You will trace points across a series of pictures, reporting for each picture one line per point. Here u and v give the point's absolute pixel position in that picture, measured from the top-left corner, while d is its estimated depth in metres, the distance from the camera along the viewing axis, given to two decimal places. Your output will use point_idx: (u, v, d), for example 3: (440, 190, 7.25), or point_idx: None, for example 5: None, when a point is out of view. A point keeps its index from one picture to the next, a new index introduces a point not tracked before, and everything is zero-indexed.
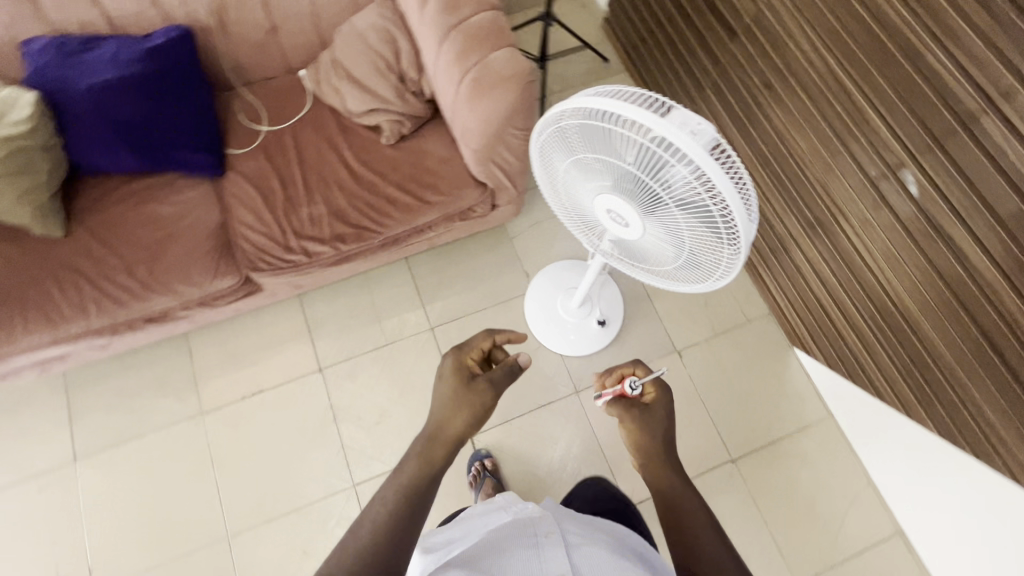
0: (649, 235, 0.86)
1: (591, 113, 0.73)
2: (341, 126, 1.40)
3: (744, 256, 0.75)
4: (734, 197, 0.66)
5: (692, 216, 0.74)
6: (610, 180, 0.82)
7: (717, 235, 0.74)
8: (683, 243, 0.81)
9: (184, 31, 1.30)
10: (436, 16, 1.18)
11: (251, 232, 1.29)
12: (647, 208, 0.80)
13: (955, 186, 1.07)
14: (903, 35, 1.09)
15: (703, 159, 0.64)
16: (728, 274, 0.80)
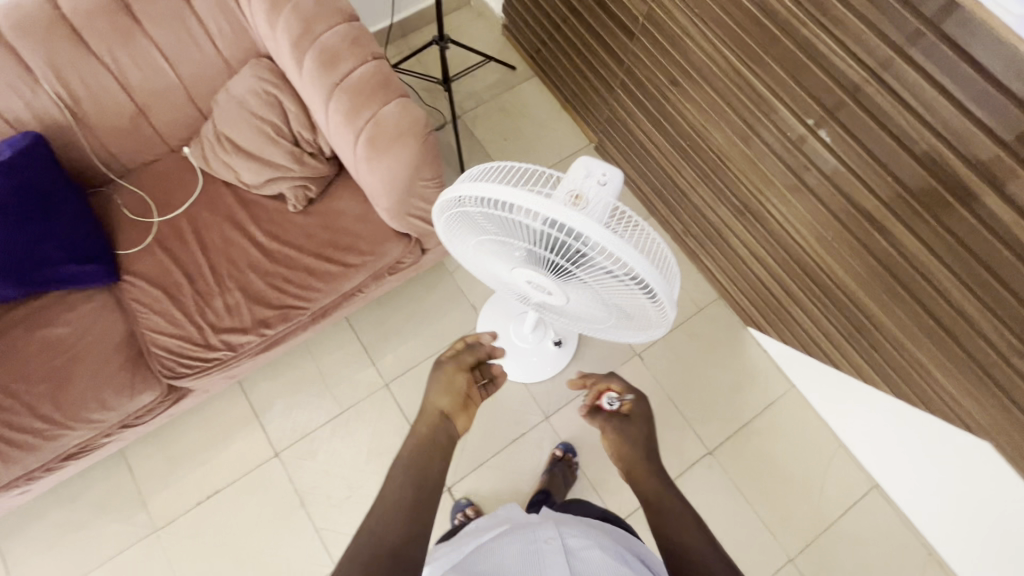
0: (573, 301, 0.78)
1: (475, 201, 0.64)
2: (241, 202, 1.32)
3: (673, 314, 0.68)
4: (648, 270, 0.59)
5: (610, 287, 0.66)
6: (516, 259, 0.73)
7: (641, 303, 0.67)
8: (608, 306, 0.74)
9: (31, 136, 1.16)
10: (315, 75, 1.09)
11: (164, 336, 1.22)
12: (562, 282, 0.72)
13: (863, 163, 1.09)
14: (788, 20, 1.07)
15: (607, 239, 0.56)
16: (661, 331, 0.73)
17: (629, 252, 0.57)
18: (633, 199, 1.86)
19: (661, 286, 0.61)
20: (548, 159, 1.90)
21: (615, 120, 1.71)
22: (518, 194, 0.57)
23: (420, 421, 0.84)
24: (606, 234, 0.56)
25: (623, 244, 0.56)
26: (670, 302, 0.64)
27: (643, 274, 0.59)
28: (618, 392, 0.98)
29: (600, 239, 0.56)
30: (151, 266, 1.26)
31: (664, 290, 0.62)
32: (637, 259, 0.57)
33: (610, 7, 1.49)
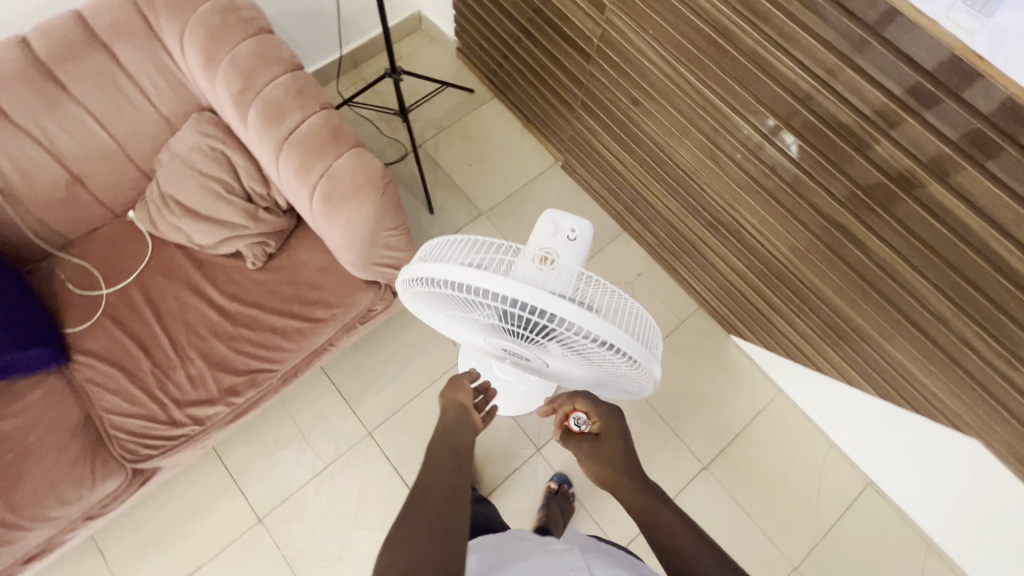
0: (554, 365, 0.76)
1: (438, 282, 0.62)
2: (196, 264, 1.24)
3: (658, 376, 0.66)
4: (623, 340, 0.57)
5: (588, 355, 0.64)
6: (490, 330, 0.71)
7: (621, 368, 0.65)
8: (590, 370, 0.72)
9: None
10: (261, 131, 1.04)
11: (124, 418, 1.14)
12: (539, 351, 0.70)
13: (830, 177, 1.07)
14: (741, 39, 1.05)
15: (576, 316, 0.55)
16: (648, 390, 0.71)
17: (601, 325, 0.56)
18: (605, 215, 1.84)
19: (639, 352, 0.59)
20: (516, 181, 1.86)
21: (580, 138, 1.69)
22: (479, 276, 0.56)
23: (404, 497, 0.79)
24: (575, 310, 0.55)
25: (594, 318, 0.55)
26: (652, 366, 0.62)
27: (619, 345, 0.57)
28: (586, 413, 0.89)
29: (568, 316, 0.55)
30: (103, 342, 1.18)
31: (643, 357, 0.60)
32: (610, 331, 0.56)
33: (564, 29, 1.46)
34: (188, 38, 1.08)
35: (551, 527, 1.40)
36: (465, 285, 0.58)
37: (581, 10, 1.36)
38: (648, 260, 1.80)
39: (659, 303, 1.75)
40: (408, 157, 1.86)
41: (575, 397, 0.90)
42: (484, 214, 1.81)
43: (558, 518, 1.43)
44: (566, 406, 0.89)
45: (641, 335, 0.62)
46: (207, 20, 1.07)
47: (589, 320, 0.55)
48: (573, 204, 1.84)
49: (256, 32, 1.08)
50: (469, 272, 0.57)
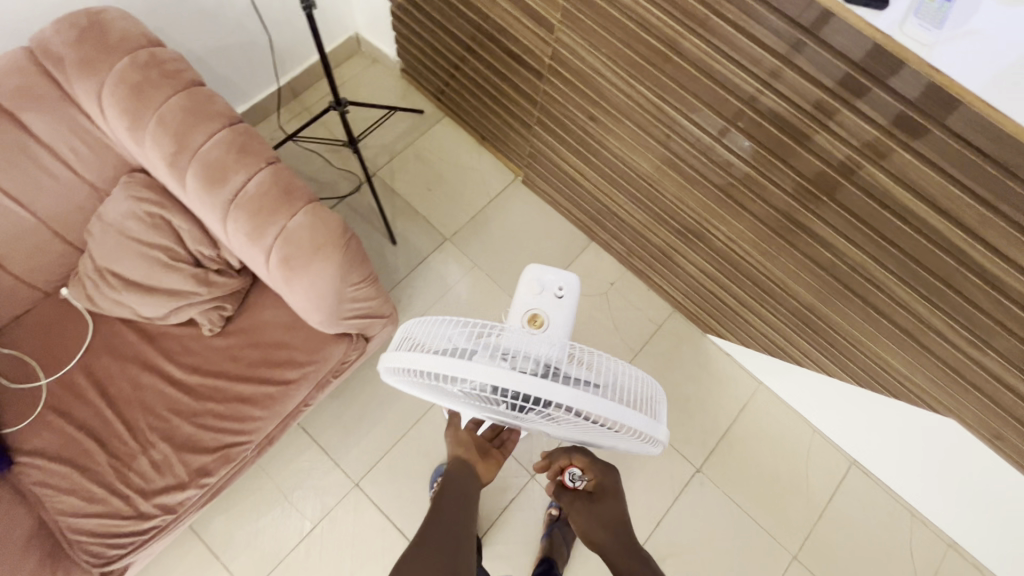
0: (552, 432, 0.76)
1: (426, 372, 0.62)
2: (146, 337, 1.15)
3: (660, 441, 0.65)
4: (620, 413, 0.57)
5: (586, 427, 0.64)
6: (482, 408, 0.70)
7: (622, 436, 0.64)
8: (590, 436, 0.71)
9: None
10: (203, 194, 0.96)
11: (84, 518, 1.03)
12: (536, 424, 0.69)
13: (795, 184, 1.07)
14: (692, 53, 1.04)
15: (567, 397, 0.55)
16: (653, 451, 0.70)
17: (594, 402, 0.55)
18: (572, 227, 1.82)
19: (639, 422, 0.59)
20: (477, 202, 1.81)
21: (539, 154, 1.66)
22: (463, 366, 0.56)
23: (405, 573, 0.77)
24: (565, 391, 0.55)
25: (586, 398, 0.55)
26: (654, 432, 0.62)
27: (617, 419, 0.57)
28: (582, 467, 0.88)
29: (560, 399, 0.55)
30: (48, 437, 1.07)
31: (643, 425, 0.60)
32: (604, 407, 0.56)
33: (511, 48, 1.42)
34: (106, 99, 0.98)
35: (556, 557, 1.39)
36: (452, 376, 0.58)
37: (527, 29, 1.33)
38: (619, 267, 1.79)
39: (634, 311, 1.74)
40: (362, 188, 1.78)
41: (572, 451, 0.88)
42: (449, 239, 1.75)
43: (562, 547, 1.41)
44: (563, 461, 0.88)
45: (638, 402, 0.62)
46: (126, 77, 0.97)
47: (581, 400, 0.55)
48: (538, 219, 1.81)
49: (183, 86, 0.99)
50: (454, 364, 0.57)
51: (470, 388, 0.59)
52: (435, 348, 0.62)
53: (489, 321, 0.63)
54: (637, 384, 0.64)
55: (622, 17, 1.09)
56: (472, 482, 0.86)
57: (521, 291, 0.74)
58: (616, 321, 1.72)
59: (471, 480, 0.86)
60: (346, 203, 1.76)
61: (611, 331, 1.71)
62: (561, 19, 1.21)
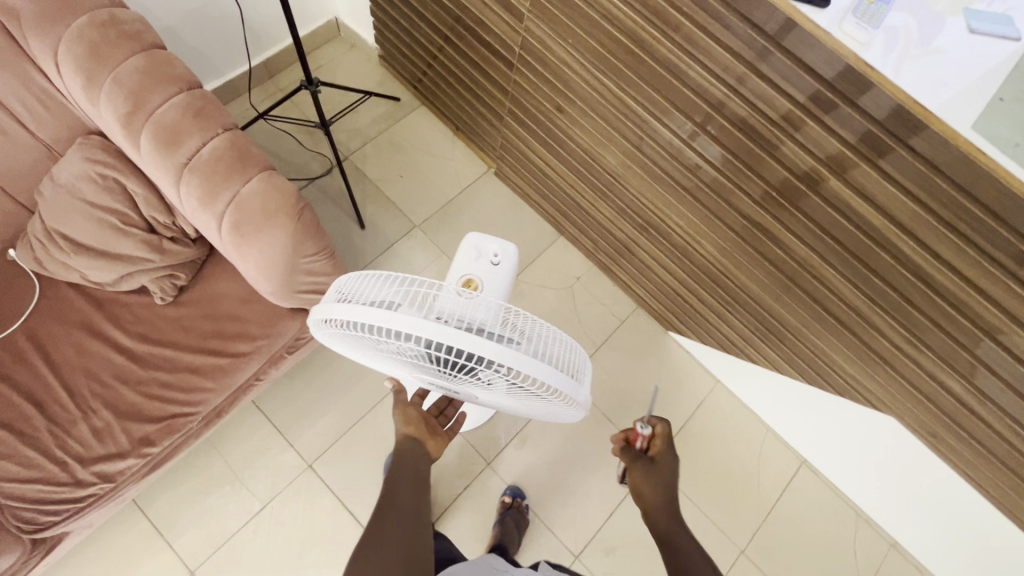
0: (485, 397, 0.77)
1: (355, 324, 0.62)
2: (95, 303, 1.13)
3: (583, 406, 0.67)
4: (541, 370, 0.58)
5: (512, 388, 0.65)
6: (414, 367, 0.71)
7: (548, 399, 0.66)
8: (520, 401, 0.72)
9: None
10: (157, 157, 0.95)
11: (18, 484, 1.00)
12: (465, 385, 0.70)
13: (748, 179, 1.11)
14: (652, 46, 1.07)
15: (488, 350, 0.56)
16: (580, 417, 0.72)
17: (516, 357, 0.57)
18: (541, 221, 1.84)
19: (560, 382, 0.60)
20: (449, 191, 1.82)
21: (510, 146, 1.68)
22: (389, 316, 0.57)
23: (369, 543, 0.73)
24: (489, 346, 0.56)
25: (507, 352, 0.56)
26: (576, 394, 0.63)
27: (537, 376, 0.58)
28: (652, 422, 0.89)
29: (481, 351, 0.56)
30: None
31: (565, 385, 0.61)
32: (526, 363, 0.57)
33: (485, 37, 1.44)
34: (62, 56, 0.97)
35: (508, 544, 1.37)
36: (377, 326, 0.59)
37: (500, 19, 1.35)
38: (586, 262, 1.81)
39: (599, 305, 1.77)
40: (333, 171, 1.78)
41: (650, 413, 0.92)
42: (417, 227, 1.76)
43: (514, 534, 1.40)
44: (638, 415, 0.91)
45: (563, 366, 0.63)
46: (83, 35, 0.96)
47: (501, 353, 0.56)
48: (508, 211, 1.83)
49: (142, 48, 0.98)
50: (380, 313, 0.57)
51: (397, 339, 0.60)
52: (365, 301, 0.62)
53: (424, 279, 0.64)
54: (565, 350, 0.65)
55: (588, 9, 1.11)
56: (414, 455, 0.86)
57: (460, 258, 0.88)
58: (579, 315, 1.74)
59: (412, 454, 0.86)
60: (315, 185, 1.75)
61: (575, 325, 1.73)
62: (531, 10, 1.23)
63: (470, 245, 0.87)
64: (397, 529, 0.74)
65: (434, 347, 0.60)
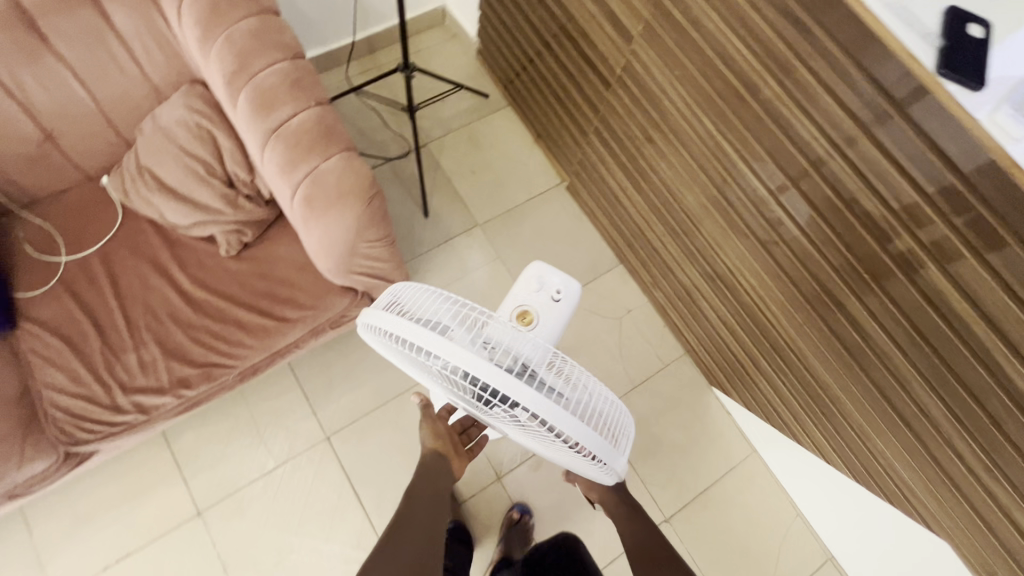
0: (512, 434, 0.74)
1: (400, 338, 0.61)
2: (166, 241, 1.18)
3: (614, 472, 0.63)
4: (581, 431, 0.55)
5: (544, 437, 0.62)
6: (447, 389, 0.69)
7: (579, 456, 0.62)
8: (547, 448, 0.69)
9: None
10: (250, 119, 0.98)
11: (65, 396, 1.06)
12: (496, 421, 0.67)
13: (837, 254, 1.02)
14: (763, 93, 1.00)
15: (531, 399, 0.53)
16: (607, 481, 0.68)
17: (557, 412, 0.54)
18: (603, 244, 1.79)
19: (597, 445, 0.57)
20: (516, 196, 1.80)
21: (589, 164, 1.64)
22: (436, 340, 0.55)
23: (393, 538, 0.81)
24: (531, 394, 0.53)
25: (549, 406, 0.53)
26: (612, 461, 0.60)
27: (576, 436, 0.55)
28: None
29: (523, 398, 0.53)
30: (52, 311, 1.11)
31: (601, 449, 0.58)
32: (566, 421, 0.54)
33: (587, 50, 1.40)
34: (185, 7, 1.01)
35: (512, 558, 1.37)
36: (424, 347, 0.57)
37: (606, 35, 1.30)
38: (641, 296, 1.74)
39: (644, 343, 1.70)
40: (410, 155, 1.80)
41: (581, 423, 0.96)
42: (479, 226, 1.75)
43: (518, 548, 1.39)
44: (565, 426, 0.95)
45: (603, 428, 0.60)
46: None
47: (543, 405, 0.53)
48: (572, 228, 1.79)
49: (258, 12, 1.01)
50: (430, 336, 0.56)
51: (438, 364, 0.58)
52: (415, 317, 0.61)
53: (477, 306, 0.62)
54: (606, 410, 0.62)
55: (702, 43, 1.06)
56: (435, 475, 0.88)
57: (521, 285, 0.86)
58: (622, 348, 1.68)
59: (431, 476, 0.90)
60: (390, 165, 1.77)
61: (615, 358, 1.67)
62: (641, 33, 1.19)
63: (535, 275, 0.85)
64: (417, 545, 0.79)
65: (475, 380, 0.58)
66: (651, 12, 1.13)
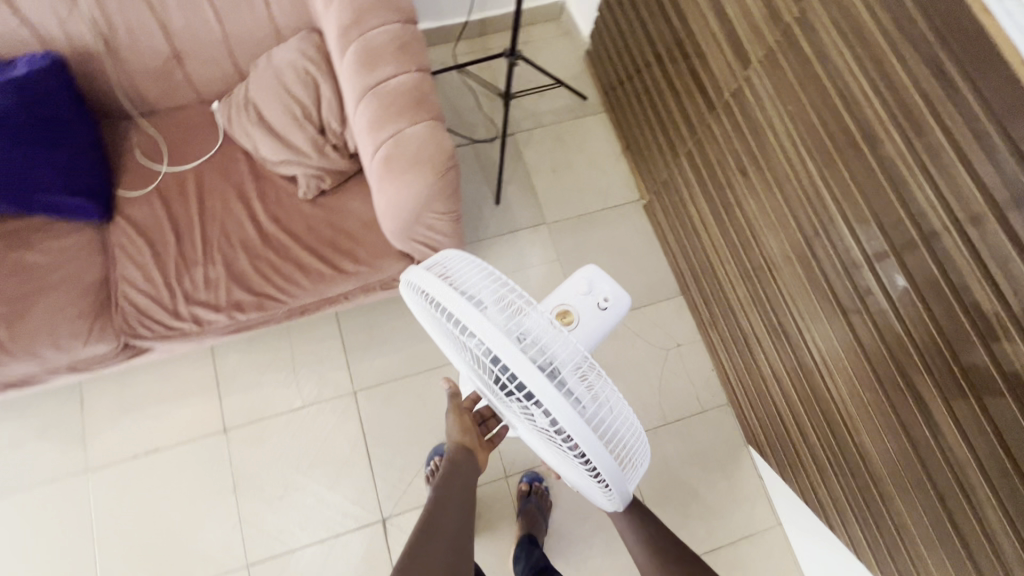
0: (522, 430, 0.73)
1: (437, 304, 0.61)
2: (254, 173, 1.25)
3: (614, 498, 0.61)
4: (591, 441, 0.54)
5: (552, 440, 0.61)
6: (469, 367, 0.69)
7: (583, 471, 0.60)
8: (553, 454, 0.67)
9: (52, 59, 1.14)
10: (353, 72, 1.01)
11: (136, 292, 1.15)
12: (509, 411, 0.67)
13: (927, 338, 0.91)
14: (882, 145, 0.91)
15: (550, 395, 0.52)
16: (605, 505, 0.66)
17: (572, 416, 0.53)
18: (668, 271, 1.72)
19: (604, 462, 0.55)
20: (591, 203, 1.77)
21: (674, 186, 1.58)
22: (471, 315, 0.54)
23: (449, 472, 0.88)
24: (552, 392, 0.52)
25: (566, 407, 0.52)
26: (615, 484, 0.58)
27: (585, 445, 0.54)
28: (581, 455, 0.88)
29: (541, 392, 0.52)
30: (143, 213, 1.21)
31: (608, 467, 0.56)
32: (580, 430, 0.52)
33: (697, 69, 1.34)
34: None
35: (536, 534, 1.33)
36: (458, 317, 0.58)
37: (721, 56, 1.24)
38: (695, 332, 1.66)
39: (687, 382, 1.61)
40: (496, 141, 1.81)
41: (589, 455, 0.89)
42: (546, 224, 1.73)
43: (540, 520, 1.36)
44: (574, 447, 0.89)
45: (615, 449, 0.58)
46: None
47: (560, 404, 0.52)
48: (639, 247, 1.73)
49: None
50: (464, 308, 0.55)
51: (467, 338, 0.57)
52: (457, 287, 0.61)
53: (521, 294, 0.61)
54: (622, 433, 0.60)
55: (825, 80, 0.98)
56: (455, 460, 0.89)
57: (570, 284, 0.85)
58: (663, 380, 1.61)
59: (452, 457, 0.90)
60: (474, 147, 1.79)
61: (653, 388, 1.60)
62: (760, 59, 1.12)
63: (585, 278, 0.85)
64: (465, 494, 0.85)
65: (499, 365, 0.57)
66: (777, 40, 1.06)
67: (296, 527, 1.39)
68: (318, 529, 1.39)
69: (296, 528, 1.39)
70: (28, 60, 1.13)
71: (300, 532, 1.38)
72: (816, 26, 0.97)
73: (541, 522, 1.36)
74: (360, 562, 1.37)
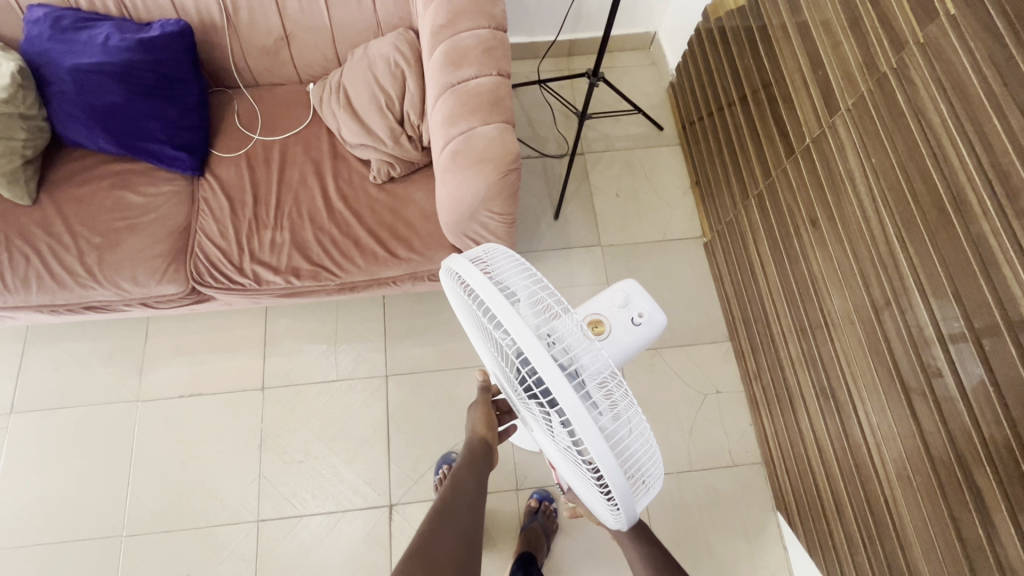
0: (537, 434, 0.73)
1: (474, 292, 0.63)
2: (333, 152, 1.33)
3: (620, 516, 0.59)
4: (598, 451, 0.52)
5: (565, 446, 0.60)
6: (495, 360, 0.70)
7: (590, 480, 0.59)
8: (563, 461, 0.67)
9: (181, 25, 1.27)
10: (438, 68, 1.07)
11: (210, 243, 1.25)
12: (527, 410, 0.67)
13: (996, 429, 0.83)
14: (974, 216, 0.84)
15: (561, 393, 0.51)
16: (610, 525, 0.65)
17: (582, 419, 0.51)
18: (718, 313, 1.66)
19: (613, 477, 0.53)
20: (648, 233, 1.75)
21: (738, 228, 1.53)
22: (503, 306, 0.55)
23: (472, 445, 0.95)
24: (570, 395, 0.51)
25: (583, 412, 0.51)
26: (623, 502, 0.56)
27: (594, 454, 0.52)
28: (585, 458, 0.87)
29: (556, 389, 0.51)
30: (230, 174, 1.31)
31: (614, 480, 0.53)
32: (593, 437, 0.51)
33: (781, 113, 1.29)
34: None
35: (537, 551, 1.31)
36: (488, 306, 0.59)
37: (808, 101, 1.19)
38: (737, 382, 1.59)
39: (720, 433, 1.53)
40: (564, 158, 1.84)
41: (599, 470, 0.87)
42: (601, 246, 1.72)
43: (543, 541, 1.33)
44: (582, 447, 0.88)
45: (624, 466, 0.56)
46: None
47: (567, 401, 0.51)
48: (692, 285, 1.69)
49: None
50: (498, 298, 0.56)
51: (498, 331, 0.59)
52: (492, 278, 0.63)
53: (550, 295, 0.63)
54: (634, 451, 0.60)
55: (918, 136, 0.92)
56: (475, 451, 0.93)
57: (606, 295, 0.91)
58: (694, 426, 1.54)
59: (474, 448, 0.94)
60: (542, 160, 1.82)
61: (683, 433, 1.53)
62: (851, 108, 1.07)
63: (623, 291, 0.90)
64: (480, 471, 0.88)
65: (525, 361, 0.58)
66: (870, 89, 1.02)
67: (308, 495, 1.43)
68: (327, 502, 1.42)
69: (308, 496, 1.43)
70: (162, 24, 1.27)
71: (311, 501, 1.42)
72: (915, 81, 0.92)
73: (545, 544, 1.33)
74: (360, 542, 1.39)
